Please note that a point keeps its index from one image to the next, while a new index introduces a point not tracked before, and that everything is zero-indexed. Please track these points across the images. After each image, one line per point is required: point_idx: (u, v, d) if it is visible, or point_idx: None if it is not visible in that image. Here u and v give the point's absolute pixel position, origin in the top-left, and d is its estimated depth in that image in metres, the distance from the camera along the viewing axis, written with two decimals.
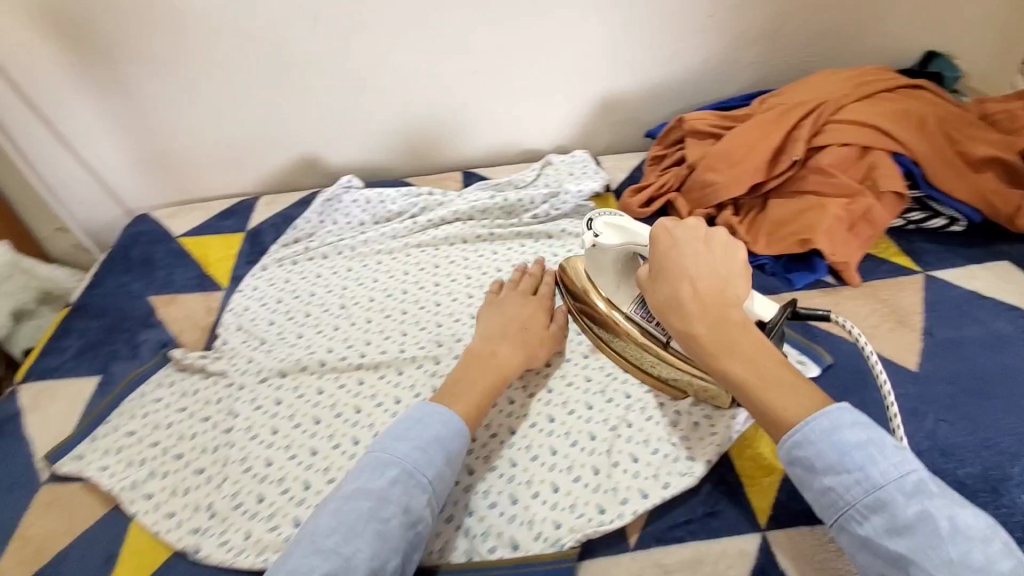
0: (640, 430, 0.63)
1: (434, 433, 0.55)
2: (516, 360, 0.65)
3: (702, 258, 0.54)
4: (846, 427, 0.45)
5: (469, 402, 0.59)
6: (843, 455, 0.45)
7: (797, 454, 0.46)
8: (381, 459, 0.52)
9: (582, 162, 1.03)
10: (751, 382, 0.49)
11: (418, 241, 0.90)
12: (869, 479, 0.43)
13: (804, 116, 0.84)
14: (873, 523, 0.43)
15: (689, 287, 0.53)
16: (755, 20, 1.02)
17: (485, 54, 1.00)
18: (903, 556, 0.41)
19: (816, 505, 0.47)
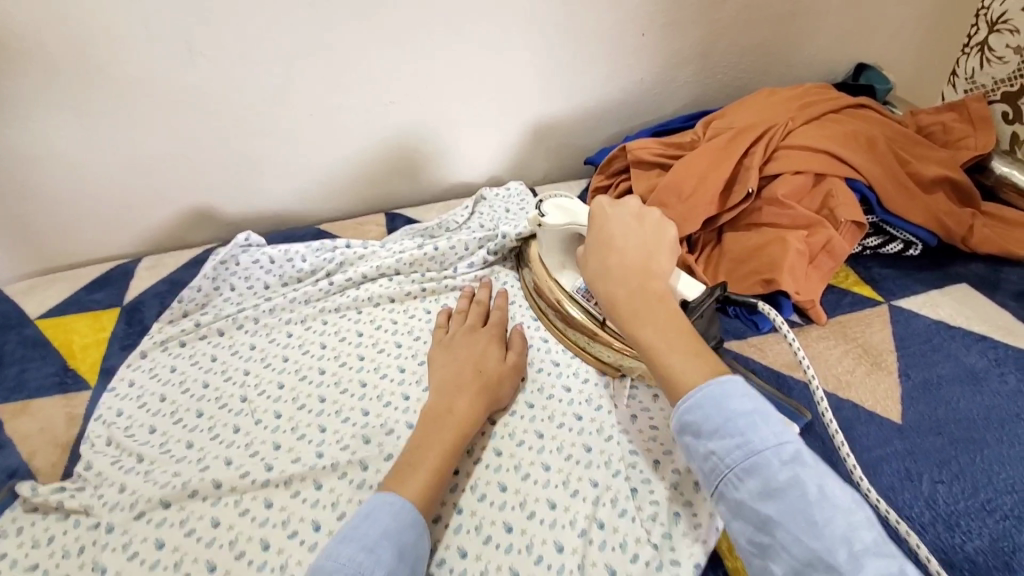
0: (614, 532, 0.53)
1: (384, 524, 0.48)
2: (477, 409, 0.59)
3: (631, 236, 0.60)
4: (731, 392, 0.46)
5: (426, 473, 0.53)
6: (726, 420, 0.44)
7: (686, 416, 0.46)
8: (320, 572, 0.44)
9: (519, 195, 0.94)
10: (658, 343, 0.51)
11: (337, 305, 0.77)
12: (749, 444, 0.43)
13: (753, 142, 0.78)
14: (748, 488, 0.42)
15: (615, 257, 0.58)
16: (689, 38, 0.96)
17: (402, 83, 0.88)
18: (772, 521, 0.41)
19: (697, 473, 0.46)
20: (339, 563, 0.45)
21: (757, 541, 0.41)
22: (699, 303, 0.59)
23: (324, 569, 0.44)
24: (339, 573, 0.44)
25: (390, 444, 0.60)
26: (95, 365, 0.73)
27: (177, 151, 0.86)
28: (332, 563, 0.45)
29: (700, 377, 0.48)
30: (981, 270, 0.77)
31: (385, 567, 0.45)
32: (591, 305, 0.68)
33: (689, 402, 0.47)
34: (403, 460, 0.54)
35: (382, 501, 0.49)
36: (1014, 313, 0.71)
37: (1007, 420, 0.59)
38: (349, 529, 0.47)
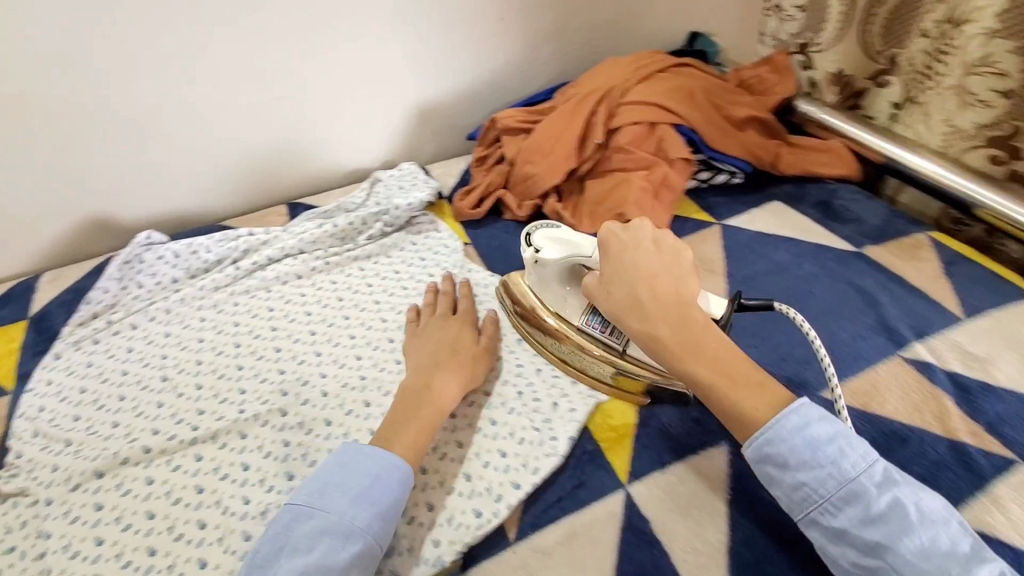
0: (504, 425, 0.63)
1: (389, 494, 0.52)
2: (453, 387, 0.63)
3: (657, 264, 0.56)
4: (814, 419, 0.49)
5: (405, 443, 0.56)
6: (814, 451, 0.48)
7: (769, 451, 0.49)
8: (343, 531, 0.49)
9: (411, 173, 1.02)
10: (722, 382, 0.51)
11: (247, 287, 0.83)
12: (841, 472, 0.47)
13: (597, 102, 0.92)
14: (847, 515, 0.46)
15: (649, 290, 0.55)
16: (543, 19, 1.09)
17: (283, 79, 0.95)
18: (881, 546, 0.44)
19: (787, 504, 0.49)
20: (351, 525, 0.49)
21: (863, 564, 0.45)
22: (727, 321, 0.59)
23: (340, 529, 0.49)
24: (355, 537, 0.49)
25: (306, 392, 0.68)
26: (8, 373, 0.75)
27: (64, 163, 0.88)
28: (349, 524, 0.49)
29: (768, 407, 0.50)
30: (790, 189, 0.94)
31: (386, 532, 0.51)
32: (608, 335, 0.64)
33: (767, 437, 0.49)
34: (386, 426, 0.58)
35: (382, 461, 0.54)
36: (812, 218, 0.89)
37: (802, 296, 0.76)
38: (356, 492, 0.51)
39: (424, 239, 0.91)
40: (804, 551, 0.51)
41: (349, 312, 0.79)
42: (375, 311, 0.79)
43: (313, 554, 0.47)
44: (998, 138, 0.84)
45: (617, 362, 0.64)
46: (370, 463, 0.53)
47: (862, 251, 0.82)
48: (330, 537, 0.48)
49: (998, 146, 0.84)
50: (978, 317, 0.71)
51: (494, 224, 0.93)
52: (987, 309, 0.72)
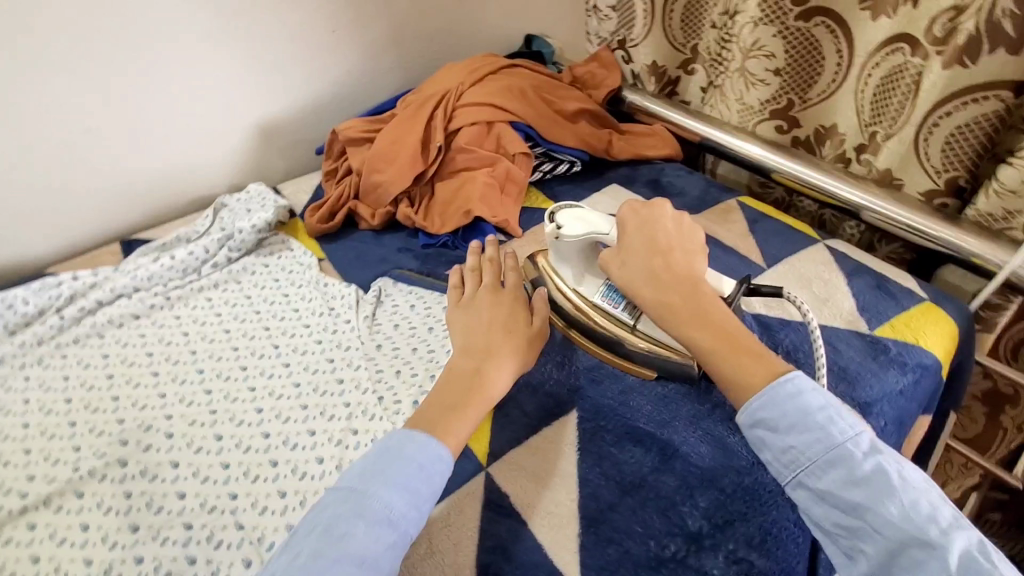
0: (365, 432, 0.63)
1: (432, 485, 0.50)
2: (504, 374, 0.60)
3: (674, 241, 0.62)
4: (810, 390, 0.50)
5: (448, 424, 0.55)
6: (806, 416, 0.49)
7: (761, 412, 0.50)
8: (380, 520, 0.47)
9: (259, 194, 0.99)
10: (726, 347, 0.54)
11: (76, 336, 0.76)
12: (829, 438, 0.48)
13: (435, 107, 0.94)
14: (832, 477, 0.47)
15: (662, 261, 0.60)
16: (378, 30, 1.10)
17: (94, 108, 0.88)
18: (863, 507, 0.45)
19: (775, 466, 0.50)
20: (391, 512, 0.48)
21: (845, 524, 0.46)
22: (734, 298, 0.64)
23: (379, 517, 0.47)
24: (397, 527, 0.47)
25: (150, 437, 0.64)
26: None
27: None
28: (391, 513, 0.47)
29: (768, 373, 0.52)
30: (624, 172, 1.03)
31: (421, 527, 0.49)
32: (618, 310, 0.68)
33: (762, 400, 0.51)
34: (430, 408, 0.56)
35: (415, 446, 0.51)
36: (643, 195, 0.98)
37: None
38: (402, 476, 0.49)
39: (276, 259, 0.89)
40: (644, 493, 0.57)
41: (196, 345, 0.75)
42: (225, 340, 0.76)
43: (349, 544, 0.45)
44: (778, 110, 0.98)
45: (630, 336, 0.67)
46: (409, 445, 0.51)
47: None
48: (369, 525, 0.47)
49: (780, 117, 0.98)
50: (777, 265, 0.83)
51: (350, 236, 0.93)
52: (784, 257, 0.84)
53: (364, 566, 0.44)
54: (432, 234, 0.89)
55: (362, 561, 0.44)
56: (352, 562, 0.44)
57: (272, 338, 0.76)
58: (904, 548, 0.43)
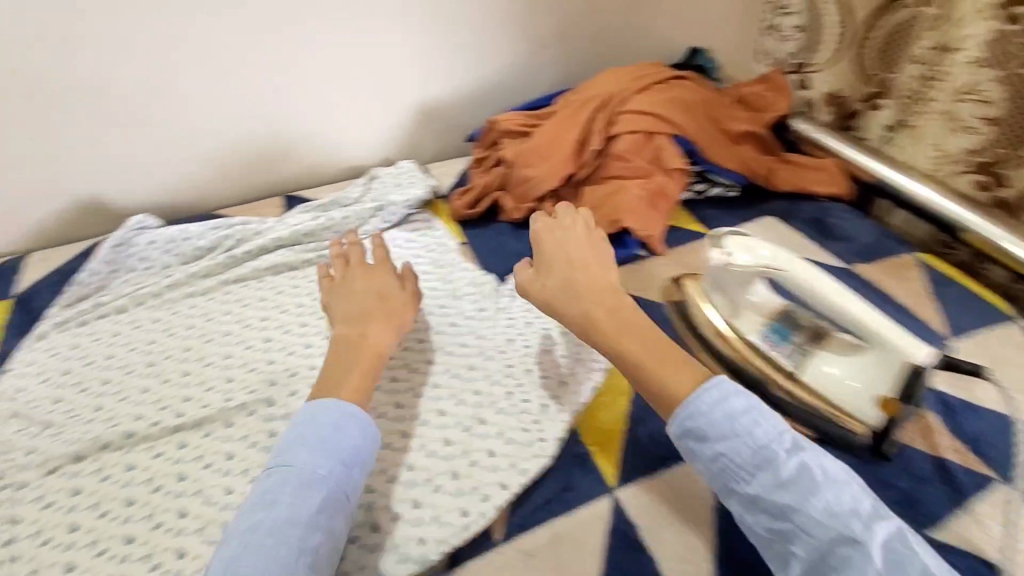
0: (493, 424, 0.63)
1: (350, 442, 0.53)
2: (388, 335, 0.64)
3: (587, 252, 0.67)
4: (731, 393, 0.53)
5: (349, 384, 0.58)
6: (733, 423, 0.51)
7: (689, 426, 0.52)
8: (304, 480, 0.50)
9: (408, 172, 1.00)
10: (648, 362, 0.57)
11: (240, 276, 0.82)
12: (756, 440, 0.50)
13: (597, 108, 0.91)
14: (760, 481, 0.49)
15: (572, 278, 0.64)
16: (547, 26, 1.10)
17: (285, 70, 0.95)
18: (791, 508, 0.48)
19: (707, 475, 0.53)
20: (318, 470, 0.50)
21: (775, 527, 0.48)
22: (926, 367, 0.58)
23: (307, 481, 0.50)
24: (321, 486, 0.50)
25: (294, 383, 0.67)
26: None
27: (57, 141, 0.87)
28: (313, 474, 0.50)
29: (689, 385, 0.54)
30: (783, 205, 0.96)
31: (357, 482, 0.52)
32: (779, 354, 0.65)
33: (688, 416, 0.52)
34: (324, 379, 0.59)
35: (338, 411, 0.55)
36: (804, 234, 0.90)
37: None
38: (321, 441, 0.52)
39: (419, 237, 0.91)
40: None
41: None
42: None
43: (275, 510, 0.48)
44: (982, 164, 0.86)
45: (784, 386, 0.64)
46: (327, 412, 0.54)
47: (850, 269, 0.84)
48: (296, 490, 0.49)
49: (984, 172, 0.87)
50: (962, 338, 0.73)
51: (491, 226, 0.93)
52: (970, 330, 0.74)
53: (292, 526, 0.47)
54: None
55: (290, 523, 0.47)
56: (286, 526, 0.47)
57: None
58: (830, 547, 0.46)
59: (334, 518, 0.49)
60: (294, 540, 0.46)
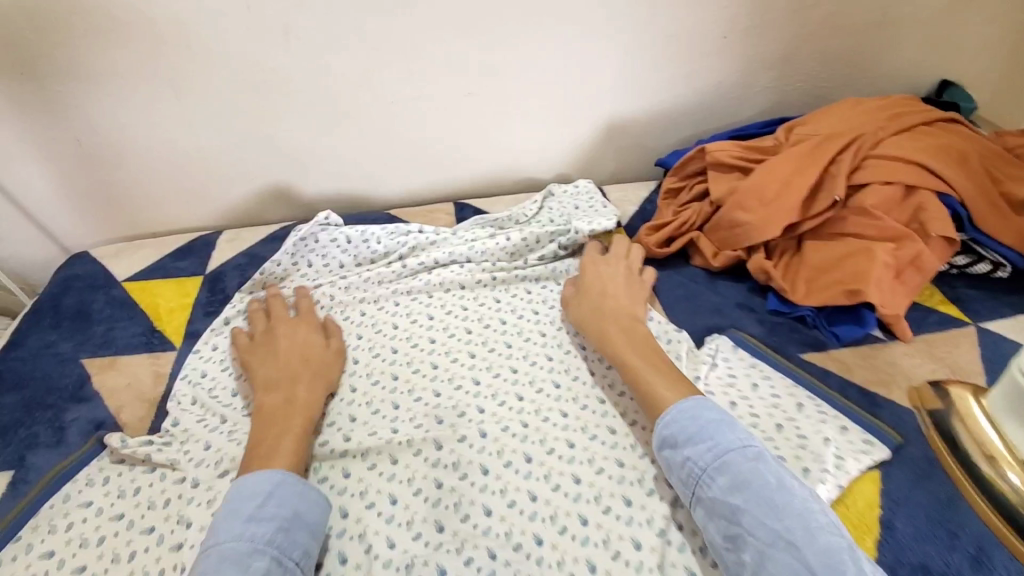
0: (692, 534, 0.53)
1: (297, 505, 0.51)
2: (316, 399, 0.63)
3: (619, 282, 0.72)
4: (706, 405, 0.54)
5: (285, 453, 0.55)
6: (699, 428, 0.53)
7: (665, 434, 0.54)
8: (242, 552, 0.46)
9: (587, 192, 0.92)
10: (645, 370, 0.59)
11: (411, 289, 0.78)
12: (718, 446, 0.51)
13: (841, 148, 0.75)
14: (719, 486, 0.49)
15: (604, 302, 0.69)
16: (774, 43, 0.94)
17: (480, 75, 0.89)
18: (739, 509, 0.47)
19: (677, 486, 0.53)
20: (268, 541, 0.47)
21: (729, 533, 0.47)
22: None
23: (239, 554, 0.46)
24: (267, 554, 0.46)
25: (463, 426, 0.61)
26: (180, 328, 0.76)
27: (261, 126, 0.88)
28: (247, 545, 0.46)
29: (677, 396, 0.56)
30: None
31: (310, 547, 0.50)
32: None
33: (667, 420, 0.54)
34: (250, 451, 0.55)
35: (278, 483, 0.51)
36: None
37: None
38: (259, 506, 0.49)
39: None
40: None
41: (511, 339, 0.72)
42: (540, 344, 0.71)
43: None
44: None
45: None
46: (264, 480, 0.51)
47: None
48: (230, 566, 0.45)
49: None
50: None
51: (681, 270, 0.81)
52: None
53: None
54: (790, 301, 0.73)
55: None
56: None
57: (587, 362, 0.69)
58: (771, 552, 0.45)
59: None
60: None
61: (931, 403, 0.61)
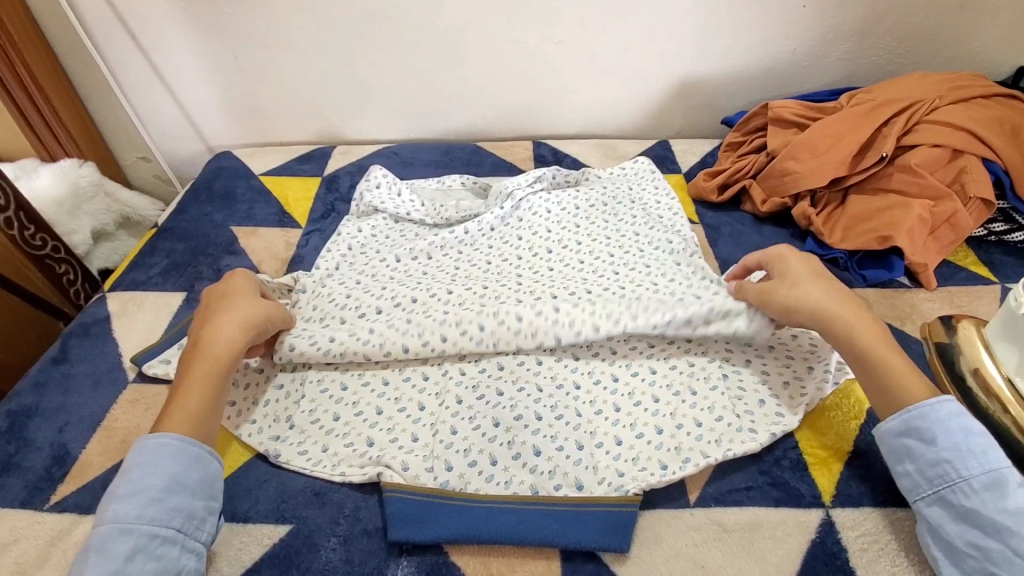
0: (703, 397, 0.62)
1: (172, 469, 0.50)
2: (223, 327, 0.58)
3: (818, 273, 0.62)
4: (971, 421, 0.51)
5: (190, 414, 0.53)
6: (967, 439, 0.50)
7: (918, 424, 0.51)
8: (118, 528, 0.46)
9: (638, 171, 0.95)
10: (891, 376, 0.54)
11: (481, 229, 0.84)
12: (988, 462, 0.48)
13: (896, 113, 0.82)
14: (982, 497, 0.47)
15: (824, 288, 0.60)
16: (853, 15, 0.99)
17: (570, 24, 0.99)
18: (1009, 531, 0.45)
19: (913, 477, 0.51)
20: (138, 518, 0.47)
21: (979, 543, 0.46)
22: None
23: (111, 533, 0.46)
24: (131, 532, 0.46)
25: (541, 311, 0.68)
26: (304, 214, 0.94)
27: (379, 58, 1.03)
28: (121, 519, 0.47)
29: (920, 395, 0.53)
30: None
31: (195, 507, 0.50)
32: None
33: (919, 413, 0.51)
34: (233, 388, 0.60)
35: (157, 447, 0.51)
36: None
37: None
38: (134, 479, 0.49)
39: (670, 214, 0.86)
40: None
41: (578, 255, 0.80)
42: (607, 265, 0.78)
43: (83, 566, 0.45)
44: None
45: None
46: (145, 452, 0.50)
47: None
48: (104, 542, 0.46)
49: None
50: None
51: (731, 213, 0.91)
52: None
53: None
54: (826, 245, 0.81)
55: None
56: None
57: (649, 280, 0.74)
58: None
59: (154, 560, 0.46)
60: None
61: (938, 335, 0.69)
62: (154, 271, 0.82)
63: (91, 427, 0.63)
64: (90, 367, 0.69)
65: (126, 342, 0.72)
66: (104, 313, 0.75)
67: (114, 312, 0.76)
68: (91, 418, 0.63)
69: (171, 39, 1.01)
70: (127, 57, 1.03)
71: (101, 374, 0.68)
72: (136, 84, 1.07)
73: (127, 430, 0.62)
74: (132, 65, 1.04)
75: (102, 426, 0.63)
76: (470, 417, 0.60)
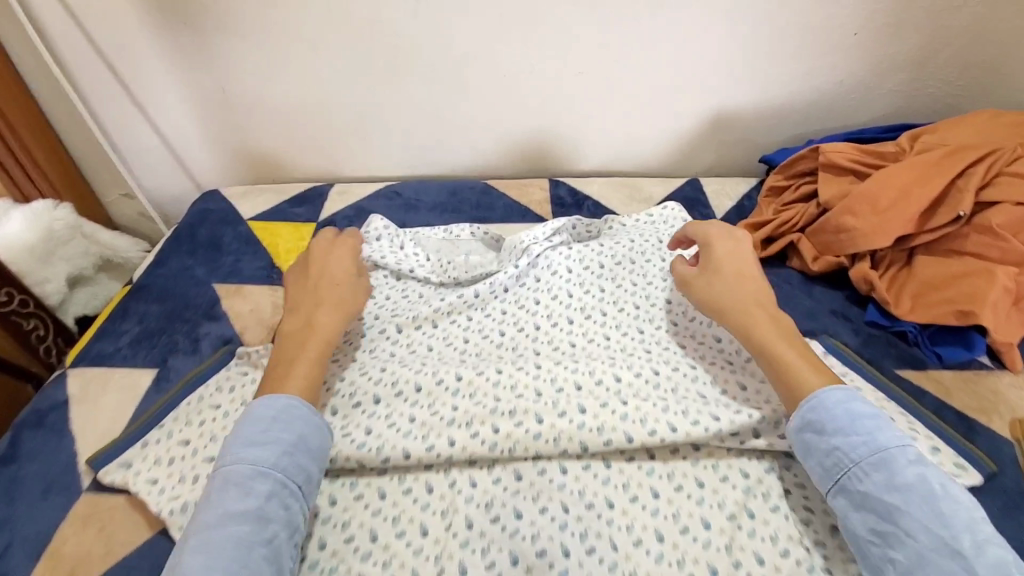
0: (764, 523, 0.52)
1: (302, 428, 0.51)
2: (337, 314, 0.60)
3: (746, 265, 0.62)
4: (858, 399, 0.50)
5: (303, 377, 0.55)
6: (853, 421, 0.48)
7: (811, 416, 0.50)
8: (244, 475, 0.47)
9: (670, 218, 0.84)
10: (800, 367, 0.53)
11: (491, 288, 0.74)
12: (875, 441, 0.46)
13: (972, 162, 0.71)
14: (873, 480, 0.45)
15: (748, 284, 0.60)
16: (910, 43, 0.88)
17: (593, 53, 0.89)
18: (898, 510, 0.43)
19: (815, 471, 0.49)
20: (267, 465, 0.48)
21: (878, 528, 0.44)
22: None
23: (239, 478, 0.47)
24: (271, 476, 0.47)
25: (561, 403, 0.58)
26: None
27: (380, 91, 0.94)
28: (247, 467, 0.47)
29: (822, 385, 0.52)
30: None
31: (314, 471, 0.50)
32: None
33: (813, 403, 0.50)
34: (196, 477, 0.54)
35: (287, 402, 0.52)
36: None
37: None
38: (258, 430, 0.49)
39: None
40: None
41: (603, 326, 0.70)
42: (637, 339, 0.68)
43: (209, 508, 0.46)
44: None
45: None
46: (271, 405, 0.52)
47: None
48: (233, 485, 0.46)
49: None
50: None
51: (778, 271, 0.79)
52: None
53: (231, 521, 0.45)
54: (892, 316, 0.70)
55: (230, 518, 0.45)
56: (224, 526, 0.44)
57: (687, 363, 0.64)
58: (933, 556, 0.41)
59: (284, 509, 0.47)
60: (237, 534, 0.44)
61: None
62: (124, 342, 0.72)
63: (37, 552, 0.53)
64: (41, 468, 0.59)
65: (85, 436, 0.62)
66: (63, 397, 0.66)
67: (73, 395, 0.66)
68: (37, 539, 0.54)
69: (153, 71, 0.92)
70: (105, 89, 0.94)
71: (53, 478, 0.58)
72: (115, 118, 0.98)
73: (79, 557, 0.53)
74: (112, 98, 0.95)
75: (50, 551, 0.53)
76: (483, 550, 0.51)
